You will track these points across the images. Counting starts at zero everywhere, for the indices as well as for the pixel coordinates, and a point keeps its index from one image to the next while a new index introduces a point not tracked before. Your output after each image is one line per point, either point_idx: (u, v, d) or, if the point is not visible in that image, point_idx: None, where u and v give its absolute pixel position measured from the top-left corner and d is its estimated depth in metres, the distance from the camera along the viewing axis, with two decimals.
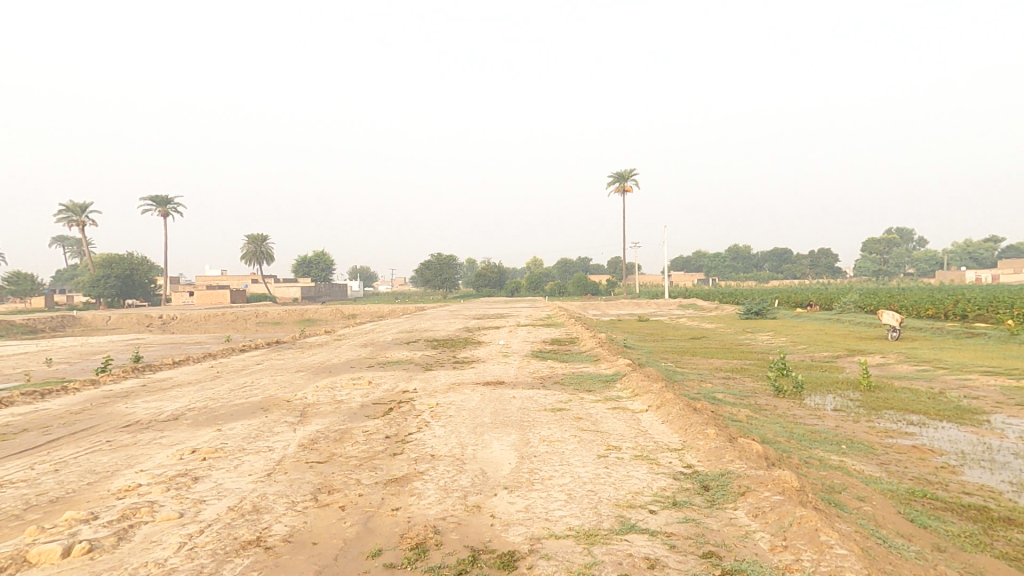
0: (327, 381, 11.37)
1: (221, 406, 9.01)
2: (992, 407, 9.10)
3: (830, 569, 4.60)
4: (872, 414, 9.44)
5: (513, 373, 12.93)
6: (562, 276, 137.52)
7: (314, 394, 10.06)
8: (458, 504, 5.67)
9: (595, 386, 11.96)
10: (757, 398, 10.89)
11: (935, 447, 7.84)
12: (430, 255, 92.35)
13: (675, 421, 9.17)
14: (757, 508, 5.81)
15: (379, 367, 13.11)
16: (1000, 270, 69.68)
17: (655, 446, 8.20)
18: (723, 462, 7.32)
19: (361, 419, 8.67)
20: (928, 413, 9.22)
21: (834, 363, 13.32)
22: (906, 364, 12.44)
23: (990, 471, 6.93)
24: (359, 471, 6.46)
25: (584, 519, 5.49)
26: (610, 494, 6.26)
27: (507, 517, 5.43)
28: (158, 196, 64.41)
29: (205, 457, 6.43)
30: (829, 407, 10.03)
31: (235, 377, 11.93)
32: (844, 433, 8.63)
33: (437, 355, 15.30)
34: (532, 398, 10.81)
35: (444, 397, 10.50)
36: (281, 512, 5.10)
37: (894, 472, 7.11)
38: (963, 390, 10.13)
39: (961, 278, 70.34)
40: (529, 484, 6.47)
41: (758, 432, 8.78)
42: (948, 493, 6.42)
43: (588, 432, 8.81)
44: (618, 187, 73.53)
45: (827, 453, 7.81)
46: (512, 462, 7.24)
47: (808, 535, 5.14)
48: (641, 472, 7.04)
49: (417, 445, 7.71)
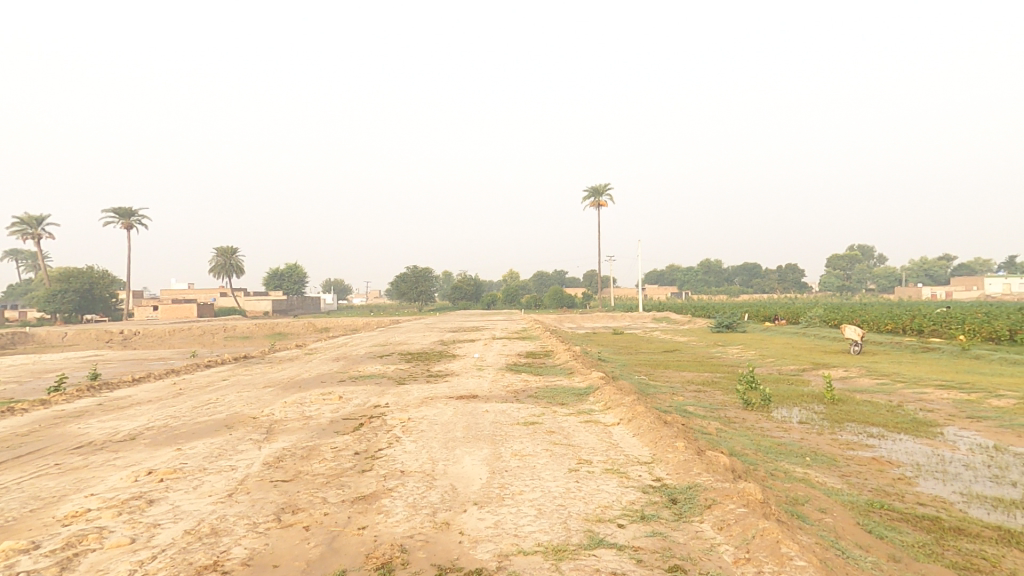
0: (296, 396, 11.20)
1: (181, 425, 8.78)
2: (946, 420, 9.44)
3: None
4: (835, 427, 9.72)
5: (487, 386, 12.90)
6: (536, 288, 138.15)
7: (281, 410, 9.88)
8: (426, 522, 5.64)
9: (568, 399, 11.95)
10: (727, 411, 11.11)
11: (892, 459, 8.12)
12: (408, 268, 91.95)
13: (647, 434, 9.30)
14: (722, 521, 5.93)
15: (350, 382, 12.88)
16: (953, 287, 71.72)
17: (626, 459, 8.29)
18: (691, 475, 7.46)
19: (329, 435, 8.56)
20: (887, 425, 9.53)
21: (800, 376, 13.66)
22: (867, 377, 12.83)
23: (942, 482, 7.21)
24: (326, 489, 6.39)
25: (553, 534, 5.53)
26: (580, 508, 6.32)
27: (476, 534, 5.43)
28: (121, 208, 62.74)
29: (161, 478, 6.27)
30: (795, 420, 10.30)
31: (199, 393, 11.64)
32: (808, 446, 8.87)
33: (411, 369, 15.11)
34: (506, 411, 10.81)
35: (416, 412, 10.41)
36: (240, 534, 5.02)
37: (855, 483, 7.33)
38: (919, 403, 10.48)
39: (918, 294, 72.54)
40: (500, 499, 6.50)
41: (727, 444, 8.97)
42: (904, 503, 6.65)
43: (560, 445, 8.88)
44: (594, 201, 74.47)
45: (792, 465, 8.02)
46: (483, 477, 7.25)
47: (769, 547, 5.27)
48: (611, 486, 7.12)
49: (387, 461, 7.66)
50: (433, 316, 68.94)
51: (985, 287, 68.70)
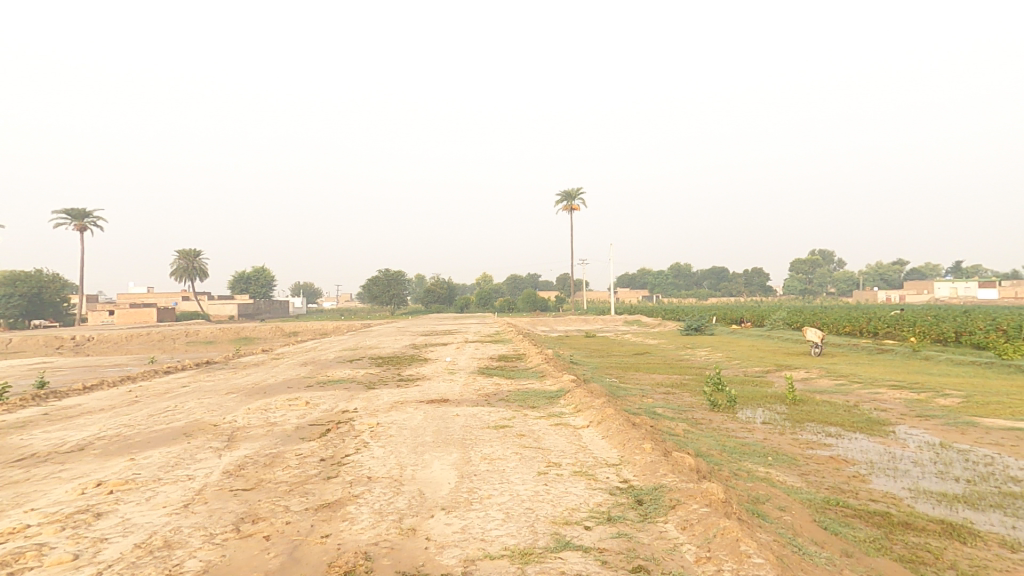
0: (260, 403, 10.96)
1: (136, 434, 8.50)
2: (898, 419, 9.84)
3: None
4: (796, 427, 10.02)
5: (458, 390, 12.87)
6: (510, 292, 138.51)
7: (244, 417, 9.66)
8: (392, 528, 5.60)
9: (539, 402, 12.02)
10: (694, 412, 11.34)
11: (848, 457, 8.42)
12: (381, 271, 91.14)
13: (615, 436, 9.42)
14: (686, 521, 6.05)
15: (318, 388, 12.68)
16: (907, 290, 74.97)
17: (594, 461, 8.39)
18: (657, 476, 7.59)
19: (295, 442, 8.41)
20: (844, 424, 9.88)
21: (764, 377, 14.05)
22: (827, 378, 13.29)
23: (894, 479, 7.52)
24: (289, 497, 6.28)
25: (520, 538, 5.56)
26: (547, 511, 6.36)
27: (443, 539, 5.42)
28: (74, 210, 60.37)
29: (111, 490, 6.07)
30: (759, 420, 10.58)
31: (156, 401, 11.29)
32: (770, 446, 9.13)
33: (381, 374, 14.95)
34: (476, 415, 10.81)
35: (386, 416, 10.32)
36: (195, 546, 4.89)
37: (813, 482, 7.57)
38: (874, 403, 10.91)
39: (873, 298, 75.66)
40: (468, 504, 6.49)
41: (693, 445, 9.16)
42: (858, 500, 6.91)
43: (530, 448, 8.93)
44: (566, 205, 75.06)
45: (754, 465, 8.24)
46: (452, 482, 7.24)
47: (729, 546, 5.40)
48: (579, 488, 7.19)
49: (353, 467, 7.57)
50: (405, 319, 68.38)
51: (934, 291, 72.03)
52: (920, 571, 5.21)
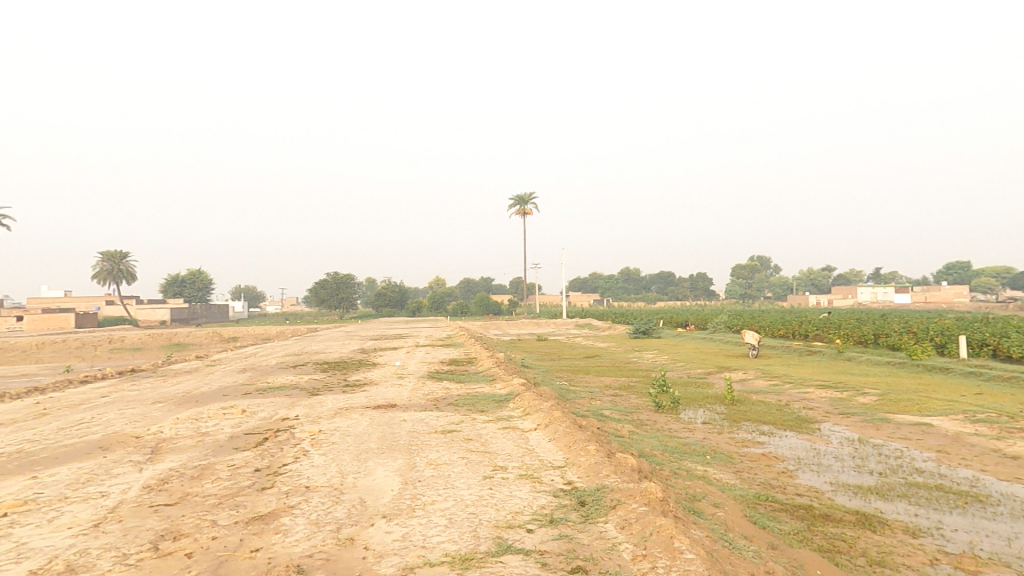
0: (191, 412, 10.44)
1: (43, 450, 7.91)
2: (823, 416, 10.46)
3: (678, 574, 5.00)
4: (733, 426, 10.46)
5: (407, 395, 12.70)
6: (464, 297, 138.16)
7: (171, 428, 9.19)
8: (329, 539, 5.46)
9: (488, 406, 12.04)
10: (639, 414, 11.63)
11: (778, 454, 8.87)
12: (330, 275, 88.89)
13: (561, 439, 9.55)
14: (625, 520, 6.20)
15: (256, 395, 12.19)
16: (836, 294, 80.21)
17: (540, 464, 8.47)
18: (600, 477, 7.74)
19: (227, 452, 8.07)
20: (776, 423, 10.40)
21: (705, 378, 14.61)
22: (762, 379, 13.97)
23: (817, 474, 7.97)
24: (217, 511, 6.01)
25: (462, 543, 5.53)
26: (491, 515, 6.36)
27: (382, 548, 5.33)
28: None
29: (8, 512, 5.63)
30: (700, 420, 10.98)
31: (70, 413, 10.53)
32: (709, 445, 9.48)
33: (326, 379, 14.55)
34: (424, 420, 10.70)
35: (328, 423, 10.06)
36: (105, 568, 4.61)
37: (746, 478, 7.92)
38: (803, 402, 11.55)
39: (805, 302, 80.48)
40: (410, 510, 6.41)
41: (637, 446, 9.40)
42: (785, 495, 7.28)
43: (476, 453, 8.92)
44: (518, 209, 75.60)
45: (694, 464, 8.54)
46: (395, 489, 7.13)
47: (663, 543, 5.56)
48: (524, 491, 7.24)
49: (291, 476, 7.33)
50: (356, 323, 66.86)
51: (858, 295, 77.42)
52: (836, 559, 5.54)
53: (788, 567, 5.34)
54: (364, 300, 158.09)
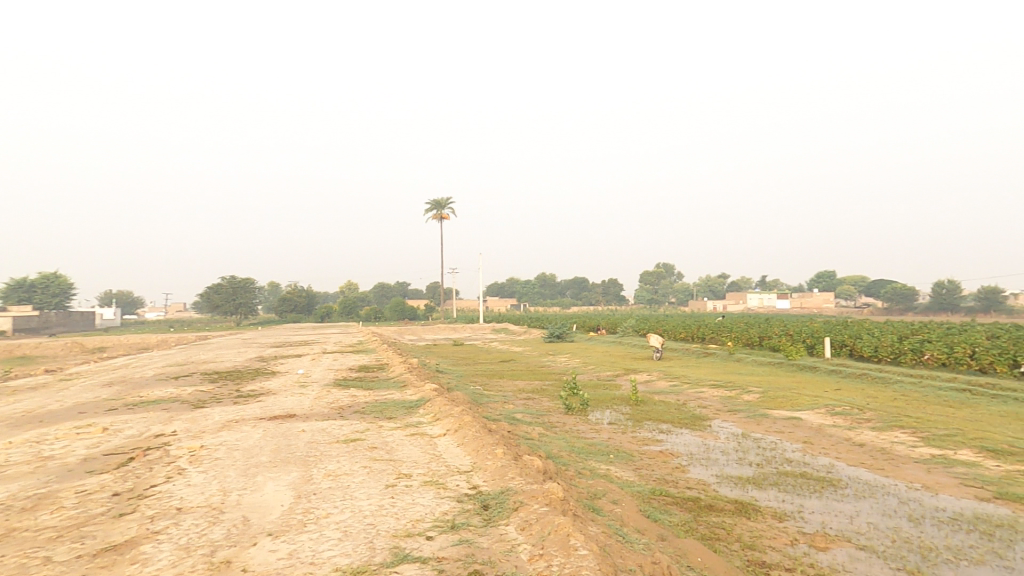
0: (32, 434, 9.14)
1: None
2: (714, 414, 11.23)
3: (571, 570, 5.04)
4: (636, 425, 10.92)
5: (308, 404, 12.01)
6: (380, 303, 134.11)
7: (3, 454, 8.00)
8: (199, 564, 4.95)
9: (396, 413, 11.69)
10: (550, 416, 11.82)
11: (673, 451, 9.36)
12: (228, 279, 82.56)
13: (469, 443, 9.45)
14: (525, 522, 6.19)
15: (125, 411, 10.94)
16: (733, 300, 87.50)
17: (445, 470, 8.31)
18: (505, 480, 7.72)
19: (76, 477, 7.15)
20: (674, 421, 11.00)
21: (613, 381, 15.20)
22: (664, 380, 14.79)
23: (706, 467, 8.50)
24: (54, 546, 5.27)
25: (354, 556, 5.24)
26: (390, 525, 6.11)
27: (262, 568, 4.91)
28: None
29: None
30: (606, 421, 11.36)
31: None
32: (613, 444, 9.81)
33: (215, 391, 13.39)
34: (326, 430, 10.16)
35: (212, 438, 9.24)
36: None
37: (644, 475, 8.26)
38: (698, 401, 12.35)
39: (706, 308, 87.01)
40: (301, 525, 5.99)
41: (544, 448, 9.52)
42: (677, 488, 7.67)
43: (380, 461, 8.59)
44: (437, 213, 75.07)
45: (597, 463, 8.78)
46: (286, 504, 6.65)
47: (560, 541, 5.61)
48: (427, 498, 7.04)
49: (159, 499, 6.61)
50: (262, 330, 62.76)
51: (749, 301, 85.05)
52: (716, 546, 5.89)
53: (675, 555, 5.58)
54: (270, 307, 147.89)
